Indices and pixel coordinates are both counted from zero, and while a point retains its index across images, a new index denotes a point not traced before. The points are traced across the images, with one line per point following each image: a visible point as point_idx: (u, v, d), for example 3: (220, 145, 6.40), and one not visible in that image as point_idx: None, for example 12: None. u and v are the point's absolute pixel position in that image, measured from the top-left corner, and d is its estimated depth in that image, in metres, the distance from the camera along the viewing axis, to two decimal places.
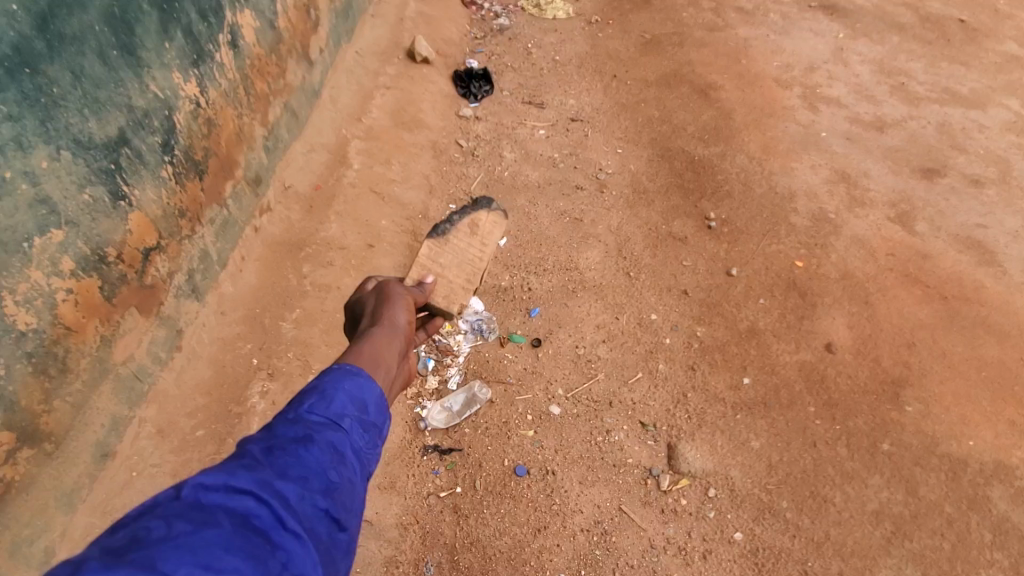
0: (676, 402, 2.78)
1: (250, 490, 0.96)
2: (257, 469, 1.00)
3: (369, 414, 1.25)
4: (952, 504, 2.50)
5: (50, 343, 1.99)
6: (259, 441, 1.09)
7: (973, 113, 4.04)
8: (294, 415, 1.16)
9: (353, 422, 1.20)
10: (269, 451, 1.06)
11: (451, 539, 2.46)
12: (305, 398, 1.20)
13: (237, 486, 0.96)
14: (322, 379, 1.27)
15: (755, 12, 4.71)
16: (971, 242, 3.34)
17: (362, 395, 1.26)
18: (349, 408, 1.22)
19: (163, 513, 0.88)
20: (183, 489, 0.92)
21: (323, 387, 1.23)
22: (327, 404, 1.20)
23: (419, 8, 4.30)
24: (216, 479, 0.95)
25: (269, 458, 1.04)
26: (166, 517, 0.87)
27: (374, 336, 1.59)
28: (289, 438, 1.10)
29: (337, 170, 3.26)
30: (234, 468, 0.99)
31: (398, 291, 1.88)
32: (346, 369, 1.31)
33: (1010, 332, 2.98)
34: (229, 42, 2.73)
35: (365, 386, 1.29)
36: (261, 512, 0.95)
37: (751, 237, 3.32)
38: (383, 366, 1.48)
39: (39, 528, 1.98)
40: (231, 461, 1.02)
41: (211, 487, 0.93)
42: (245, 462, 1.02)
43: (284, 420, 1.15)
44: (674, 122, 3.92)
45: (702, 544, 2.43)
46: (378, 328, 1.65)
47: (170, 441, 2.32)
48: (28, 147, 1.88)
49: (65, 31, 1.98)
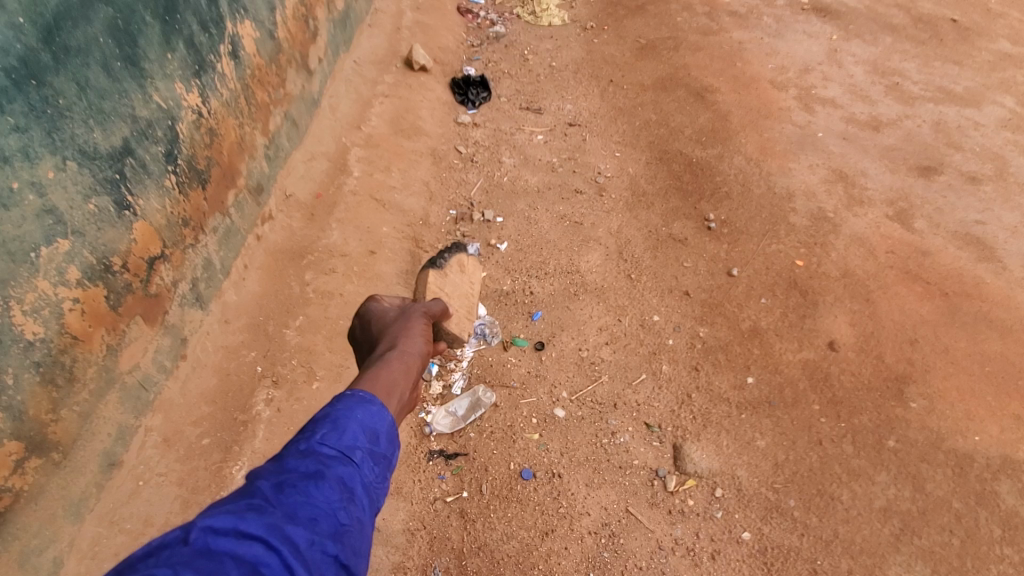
0: (681, 403, 2.78)
1: (260, 535, 0.98)
2: (267, 511, 1.02)
3: (379, 446, 1.27)
4: (960, 499, 2.49)
5: (57, 351, 1.98)
6: (270, 476, 1.10)
7: (968, 111, 4.07)
8: (305, 446, 1.18)
9: (364, 455, 1.23)
10: (280, 487, 1.07)
11: (458, 543, 2.45)
12: (317, 428, 1.22)
13: (247, 531, 0.97)
14: (334, 408, 1.29)
15: (748, 16, 4.75)
16: (970, 238, 3.35)
17: (373, 425, 1.29)
18: (359, 441, 1.24)
19: (173, 560, 0.90)
20: (193, 532, 0.95)
21: (335, 416, 1.26)
22: (338, 435, 1.22)
23: (415, 18, 4.36)
24: (226, 523, 0.97)
25: (279, 495, 1.06)
26: (175, 565, 0.89)
27: (389, 365, 1.60)
28: (301, 473, 1.11)
29: (337, 179, 3.28)
30: (244, 511, 1.00)
31: (416, 321, 1.90)
32: (360, 398, 1.35)
33: (1012, 327, 2.98)
34: (230, 52, 2.76)
35: (376, 416, 1.32)
36: (271, 559, 0.96)
37: (751, 237, 3.33)
38: (396, 396, 1.48)
39: (47, 538, 1.96)
40: (240, 501, 1.03)
41: (221, 531, 0.95)
42: (256, 502, 1.03)
43: (295, 451, 1.17)
44: (672, 125, 3.95)
45: (710, 545, 2.42)
46: (395, 357, 1.66)
47: (176, 450, 2.31)
48: (36, 157, 1.89)
49: (70, 43, 1.99)
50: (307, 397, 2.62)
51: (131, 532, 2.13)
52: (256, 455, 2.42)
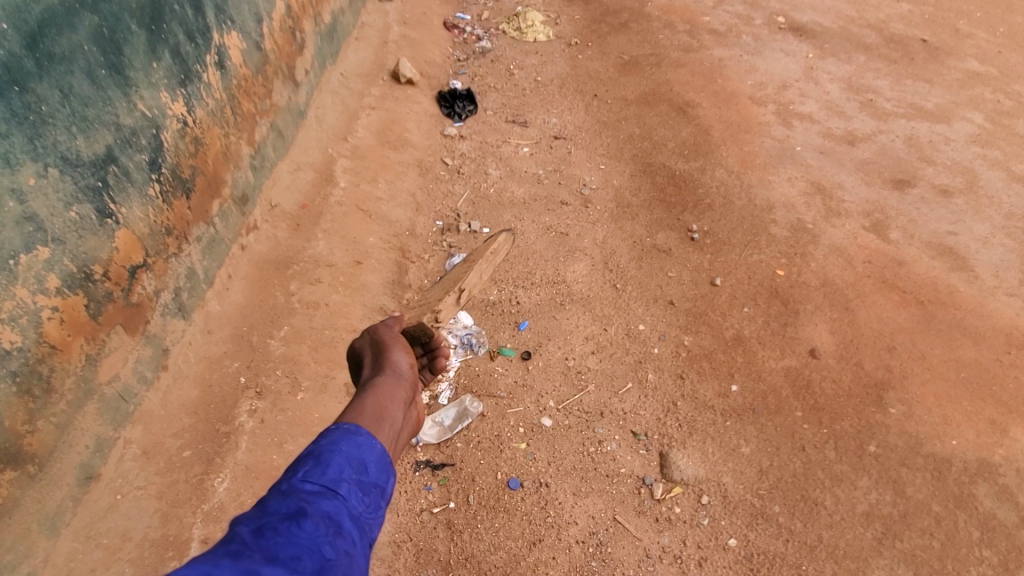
0: (667, 411, 2.80)
1: None
2: (245, 555, 0.95)
3: (368, 475, 1.23)
4: (939, 503, 2.54)
5: (34, 361, 1.95)
6: (250, 521, 1.04)
7: (939, 126, 4.21)
8: (287, 485, 1.13)
9: (350, 486, 1.18)
10: (260, 530, 1.01)
11: (445, 555, 2.43)
12: (300, 465, 1.17)
13: None
14: (318, 443, 1.24)
15: (728, 34, 4.87)
16: (943, 248, 3.45)
17: (360, 455, 1.25)
18: (346, 472, 1.19)
19: None
20: None
21: (319, 451, 1.21)
22: (322, 470, 1.17)
23: (403, 32, 4.41)
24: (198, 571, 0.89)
25: (259, 539, 0.99)
26: None
27: (378, 387, 1.51)
28: (281, 513, 1.06)
29: (324, 189, 3.29)
30: (218, 558, 0.93)
31: (388, 331, 1.83)
32: (345, 429, 1.29)
33: (985, 334, 3.07)
34: (216, 62, 2.76)
35: (363, 446, 1.27)
36: None
37: (733, 248, 3.39)
38: (387, 421, 1.42)
39: (21, 553, 1.91)
40: (217, 549, 0.97)
41: None
42: (233, 548, 0.97)
43: (276, 492, 1.12)
44: (655, 139, 4.02)
45: (697, 552, 2.43)
46: (383, 378, 1.57)
47: (156, 462, 2.27)
48: (16, 163, 1.87)
49: (54, 50, 1.98)
50: (292, 408, 2.59)
51: (108, 547, 2.08)
52: (239, 467, 2.37)
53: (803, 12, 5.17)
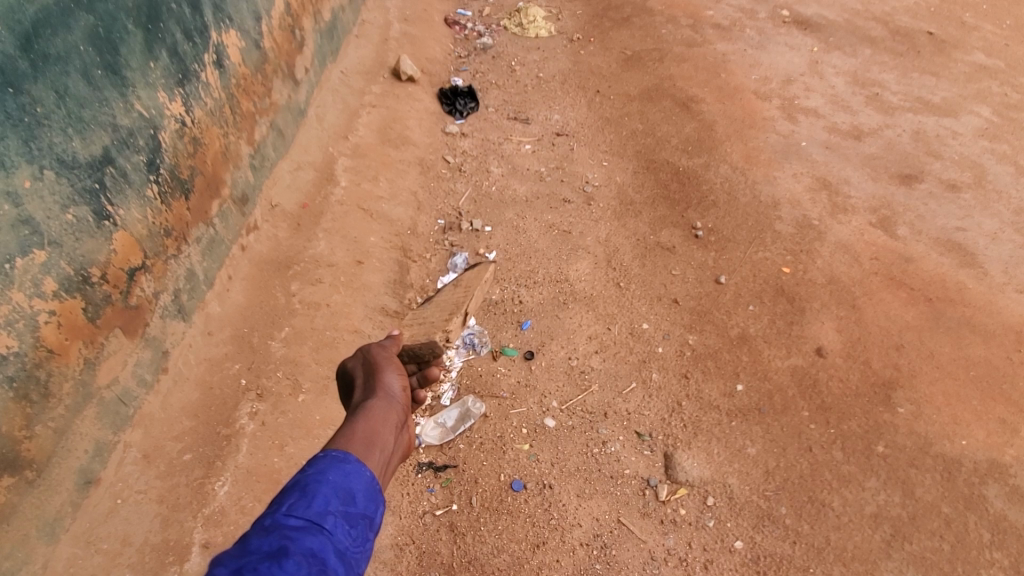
0: (671, 411, 2.77)
1: None
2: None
3: (356, 505, 1.20)
4: (949, 504, 2.50)
5: (32, 366, 1.93)
6: (229, 561, 1.00)
7: (946, 120, 4.15)
8: (270, 521, 1.09)
9: (337, 519, 1.14)
10: (239, 572, 0.98)
11: (448, 558, 2.41)
12: (285, 498, 1.14)
13: None
14: (304, 472, 1.22)
15: (732, 28, 4.82)
16: (951, 244, 3.40)
17: (347, 485, 1.22)
18: (332, 504, 1.16)
19: None
20: None
21: (304, 482, 1.18)
22: (307, 502, 1.14)
23: (403, 29, 4.37)
24: None
25: None
26: None
27: (368, 412, 1.48)
28: (262, 552, 1.02)
29: (324, 188, 3.26)
30: None
31: (381, 350, 1.79)
32: (333, 457, 1.27)
33: (995, 331, 3.02)
34: (215, 61, 2.73)
35: (351, 474, 1.25)
36: None
37: (738, 245, 3.35)
38: (378, 447, 1.38)
39: (19, 560, 1.89)
40: None
41: None
42: None
43: (259, 528, 1.08)
44: (658, 135, 3.98)
45: (702, 555, 2.41)
46: (374, 401, 1.54)
47: (156, 466, 2.25)
48: (11, 166, 1.85)
49: (49, 50, 1.96)
50: (293, 410, 2.57)
51: (108, 552, 2.06)
52: (240, 470, 2.34)
53: (808, 6, 5.11)
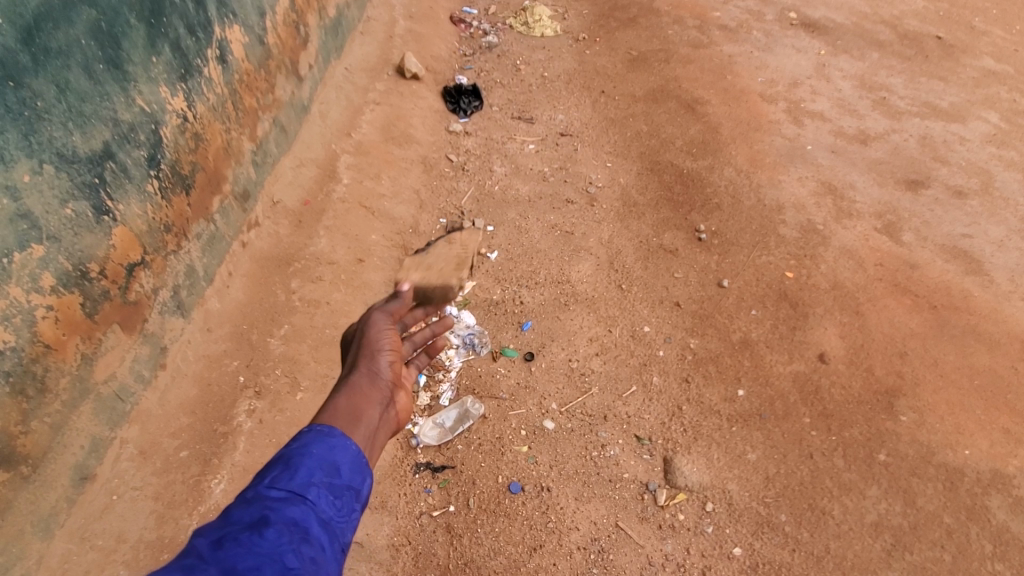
0: (671, 415, 2.75)
1: None
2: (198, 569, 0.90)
3: (341, 477, 1.19)
4: (950, 514, 2.48)
5: (28, 361, 1.92)
6: (210, 532, 0.99)
7: (953, 126, 4.12)
8: (252, 493, 1.08)
9: (320, 490, 1.13)
10: (218, 542, 0.96)
11: (444, 560, 2.41)
12: (268, 471, 1.13)
13: None
14: (289, 446, 1.21)
15: (738, 30, 4.79)
16: (957, 251, 3.37)
17: (332, 458, 1.21)
18: (315, 476, 1.15)
19: None
20: None
21: (289, 455, 1.17)
22: (290, 475, 1.13)
23: (408, 26, 4.34)
24: None
25: (217, 550, 0.94)
26: None
27: (355, 386, 1.49)
28: (243, 523, 1.01)
29: (326, 185, 3.24)
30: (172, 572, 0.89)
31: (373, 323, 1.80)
32: (318, 432, 1.27)
33: (1000, 340, 2.99)
34: (217, 57, 2.71)
35: (336, 447, 1.24)
36: None
37: (741, 249, 3.33)
38: (364, 421, 1.39)
39: (14, 556, 1.88)
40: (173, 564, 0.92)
41: None
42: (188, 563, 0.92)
43: (241, 501, 1.07)
44: (663, 136, 3.96)
45: (701, 561, 2.39)
46: (361, 374, 1.55)
47: (153, 463, 2.23)
48: (11, 160, 1.84)
49: (51, 44, 1.94)
50: (291, 408, 2.55)
51: (103, 549, 2.04)
52: (236, 468, 2.33)
53: (815, 8, 5.07)
